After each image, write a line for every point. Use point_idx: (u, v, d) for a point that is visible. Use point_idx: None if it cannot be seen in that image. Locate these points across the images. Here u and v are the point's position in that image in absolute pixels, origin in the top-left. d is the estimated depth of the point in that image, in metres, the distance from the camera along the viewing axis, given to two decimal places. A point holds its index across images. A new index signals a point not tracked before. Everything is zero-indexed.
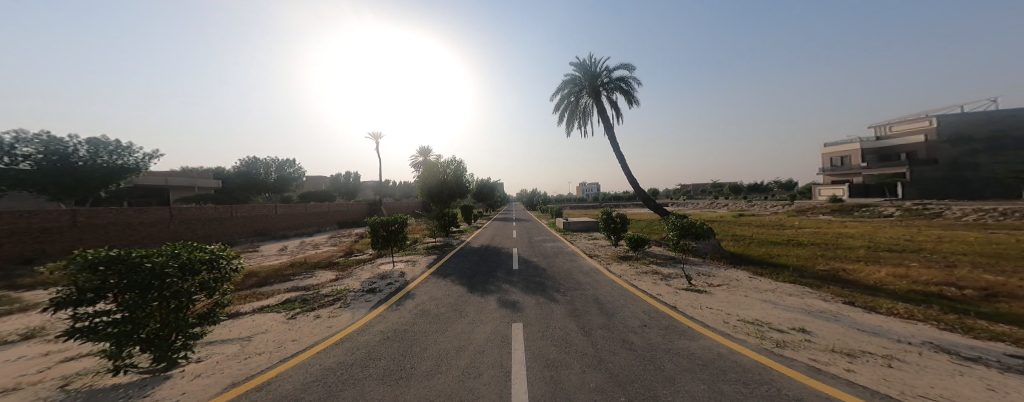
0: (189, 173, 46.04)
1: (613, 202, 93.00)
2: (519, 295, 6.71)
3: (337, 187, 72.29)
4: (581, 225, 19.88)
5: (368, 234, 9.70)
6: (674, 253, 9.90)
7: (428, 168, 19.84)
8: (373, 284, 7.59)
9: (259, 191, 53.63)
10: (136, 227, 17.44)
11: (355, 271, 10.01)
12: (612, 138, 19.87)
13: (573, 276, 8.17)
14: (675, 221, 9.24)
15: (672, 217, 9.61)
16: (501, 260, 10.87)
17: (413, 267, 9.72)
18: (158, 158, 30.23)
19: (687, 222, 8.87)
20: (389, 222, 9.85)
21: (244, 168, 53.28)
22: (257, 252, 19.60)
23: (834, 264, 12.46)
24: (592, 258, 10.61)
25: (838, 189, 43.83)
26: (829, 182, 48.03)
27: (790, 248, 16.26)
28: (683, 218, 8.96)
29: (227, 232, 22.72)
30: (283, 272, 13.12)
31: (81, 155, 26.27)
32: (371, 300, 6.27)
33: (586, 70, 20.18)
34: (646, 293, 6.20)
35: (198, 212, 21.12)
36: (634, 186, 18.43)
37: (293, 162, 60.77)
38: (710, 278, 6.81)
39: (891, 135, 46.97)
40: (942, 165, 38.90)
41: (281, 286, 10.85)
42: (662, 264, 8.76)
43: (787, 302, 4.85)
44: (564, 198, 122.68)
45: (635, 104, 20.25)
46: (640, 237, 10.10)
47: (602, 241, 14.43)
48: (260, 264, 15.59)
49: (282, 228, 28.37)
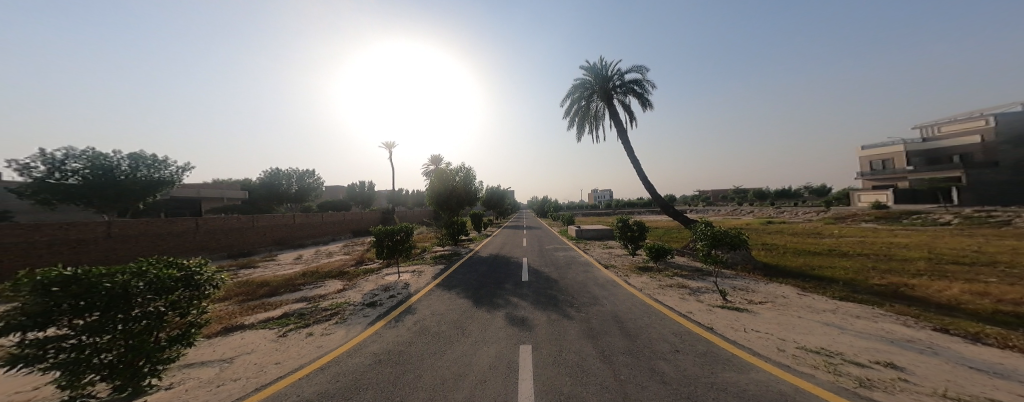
0: (218, 185, 48.54)
1: (629, 210, 90.58)
2: (528, 310, 6.06)
3: (354, 197, 74.25)
4: (595, 233, 18.95)
5: (372, 244, 9.32)
6: (701, 264, 8.92)
7: (438, 176, 19.68)
8: (375, 297, 7.18)
9: (282, 202, 55.85)
10: (164, 237, 18.11)
11: (360, 281, 9.65)
12: (626, 143, 19.03)
13: (588, 289, 7.43)
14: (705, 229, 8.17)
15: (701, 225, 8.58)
16: (510, 270, 10.26)
17: (418, 278, 9.28)
18: (190, 171, 31.97)
19: (721, 231, 7.78)
20: (394, 231, 9.48)
21: (268, 179, 55.77)
22: (273, 261, 19.87)
23: (888, 278, 10.95)
24: (608, 268, 9.81)
25: (880, 194, 40.30)
26: (868, 187, 44.35)
27: (832, 259, 14.66)
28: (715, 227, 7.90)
29: (248, 241, 23.34)
30: (293, 281, 13.03)
31: (123, 169, 28.17)
32: (369, 315, 5.83)
33: (597, 74, 19.65)
34: (673, 311, 5.39)
35: (222, 222, 21.86)
36: (652, 192, 17.43)
37: (312, 173, 62.96)
38: (748, 294, 5.90)
39: (939, 136, 43.07)
40: (1004, 167, 34.96)
41: (289, 297, 10.69)
42: (689, 277, 7.84)
43: (856, 327, 3.95)
44: (578, 206, 120.73)
45: (648, 107, 19.48)
46: (661, 246, 9.24)
47: (618, 250, 13.53)
48: (274, 273, 15.68)
49: (299, 237, 28.99)
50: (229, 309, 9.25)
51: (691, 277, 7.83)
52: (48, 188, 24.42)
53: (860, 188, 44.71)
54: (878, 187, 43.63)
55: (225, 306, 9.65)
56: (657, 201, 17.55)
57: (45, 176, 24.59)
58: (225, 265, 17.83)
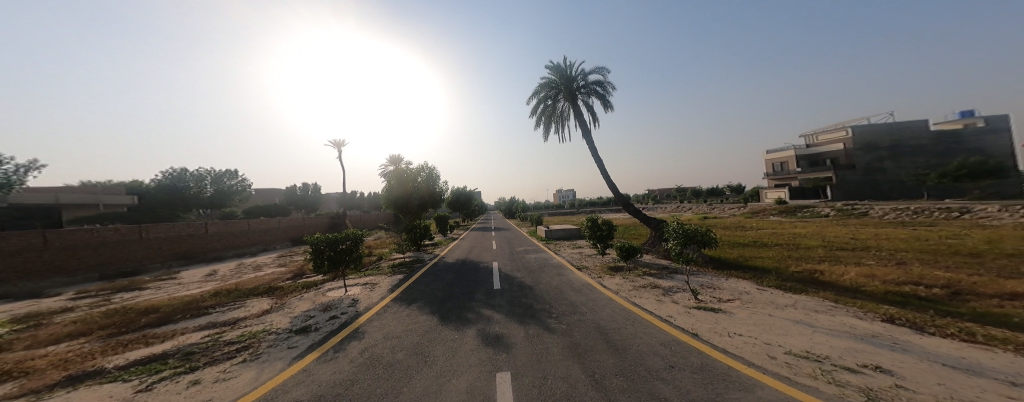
0: (94, 188, 38.47)
1: (584, 209, 95.48)
2: (503, 325, 5.35)
3: (292, 200, 65.60)
4: (562, 232, 19.01)
5: (310, 255, 7.57)
6: (667, 263, 9.17)
7: (395, 176, 17.81)
8: (309, 319, 5.66)
9: (191, 207, 46.62)
10: None
11: (292, 300, 7.84)
12: (589, 143, 19.46)
13: (564, 296, 7.00)
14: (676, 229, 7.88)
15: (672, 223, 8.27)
16: (479, 277, 9.43)
17: (371, 292, 7.82)
18: (40, 170, 24.48)
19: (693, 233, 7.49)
20: (338, 239, 7.87)
21: (171, 180, 46.07)
22: (176, 279, 16.00)
23: (805, 266, 12.69)
24: (579, 270, 9.61)
25: (780, 192, 48.41)
26: (772, 186, 52.98)
27: (758, 249, 16.75)
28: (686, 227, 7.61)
29: (136, 258, 18.54)
30: (202, 303, 10.38)
31: None
32: (297, 346, 4.45)
33: (562, 73, 19.83)
34: (654, 316, 5.19)
35: (93, 234, 16.94)
36: (613, 191, 18.04)
37: (234, 173, 53.90)
38: (716, 292, 6.06)
39: (818, 143, 53.16)
40: (861, 170, 44.51)
41: (193, 322, 8.34)
42: (659, 276, 7.94)
43: (825, 323, 4.06)
44: (536, 206, 123.47)
45: (609, 108, 20.27)
46: (631, 245, 9.31)
47: (586, 250, 13.56)
48: (174, 294, 12.46)
49: (216, 249, 24.14)
50: (88, 349, 6.72)
51: (661, 275, 7.97)
52: None
53: (766, 186, 53.21)
54: (779, 185, 52.38)
55: (83, 345, 7.02)
56: (619, 199, 18.22)
57: None
58: (100, 289, 13.74)
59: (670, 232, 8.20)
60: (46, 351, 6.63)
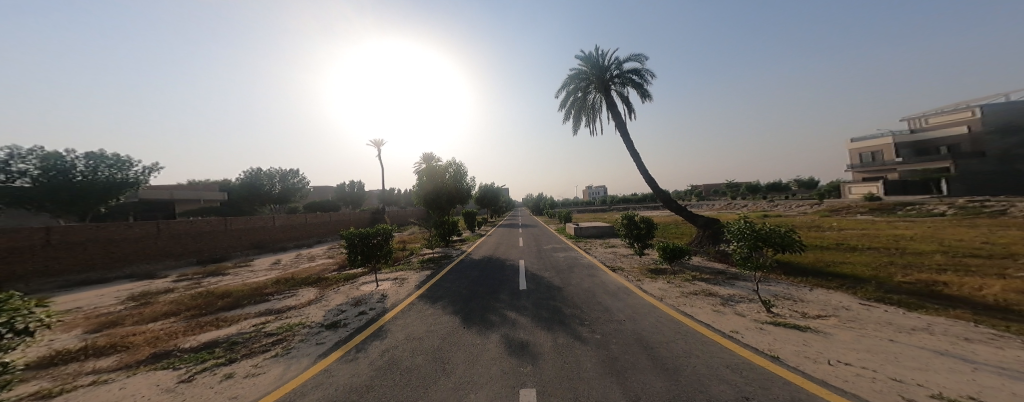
0: (194, 186, 45.90)
1: (623, 205, 90.34)
2: (530, 331, 4.86)
3: (343, 196, 72.06)
4: (595, 230, 17.88)
5: (344, 249, 7.85)
6: (724, 268, 7.68)
7: (426, 173, 18.29)
8: (340, 315, 5.79)
9: (264, 203, 53.52)
10: (119, 243, 16.25)
11: (331, 292, 8.24)
12: (624, 136, 18.00)
13: (598, 300, 6.31)
14: (729, 229, 6.06)
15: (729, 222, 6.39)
16: (506, 275, 9.06)
17: (400, 288, 7.94)
18: (158, 171, 29.78)
19: (756, 234, 5.58)
20: (370, 234, 8.04)
21: (248, 179, 53.22)
22: (248, 266, 18.24)
23: (913, 275, 10.15)
24: (615, 271, 8.70)
25: (871, 186, 40.53)
26: (859, 180, 44.68)
27: (843, 254, 13.96)
28: (744, 228, 5.73)
29: (220, 246, 21.51)
30: (263, 290, 11.52)
31: (80, 170, 25.92)
32: (325, 343, 4.43)
33: (594, 63, 18.54)
34: (712, 329, 4.29)
35: (190, 225, 20.01)
36: (653, 186, 16.44)
37: (297, 173, 60.57)
38: (796, 305, 4.84)
39: (926, 127, 43.45)
40: (992, 158, 35.34)
41: (255, 308, 9.13)
42: (713, 281, 6.75)
43: (984, 360, 2.87)
44: (571, 203, 120.18)
45: (647, 97, 18.48)
46: (677, 247, 8.09)
47: (621, 249, 12.46)
48: (245, 280, 14.14)
49: (280, 240, 27.17)
50: (175, 327, 7.58)
51: (716, 281, 6.75)
52: None
53: (850, 180, 45.04)
54: (868, 178, 43.99)
55: (172, 323, 7.97)
56: (659, 195, 16.53)
57: None
58: (193, 272, 16.13)
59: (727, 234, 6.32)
60: (144, 328, 7.58)
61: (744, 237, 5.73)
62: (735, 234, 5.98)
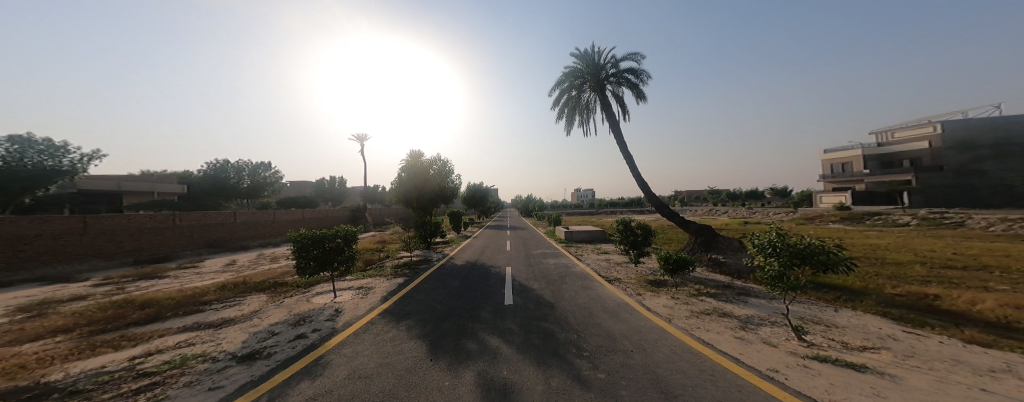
0: (149, 177, 41.93)
1: (609, 209, 91.48)
2: (514, 367, 3.82)
3: (321, 193, 68.54)
4: (586, 235, 17.12)
5: (293, 255, 6.41)
6: (731, 282, 6.91)
7: (407, 170, 17.00)
8: (266, 340, 4.50)
9: (230, 198, 49.85)
10: (30, 241, 14.05)
11: (275, 305, 6.92)
12: (618, 138, 17.36)
13: (594, 322, 5.39)
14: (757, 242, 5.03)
15: (752, 234, 5.40)
16: (489, 286, 7.99)
17: (361, 300, 6.73)
18: (100, 160, 26.13)
19: (795, 250, 4.54)
20: (325, 237, 6.64)
21: (213, 172, 49.33)
22: (197, 268, 16.21)
23: (906, 287, 9.95)
24: (611, 283, 7.86)
25: (841, 196, 42.51)
26: (829, 190, 46.87)
27: None
28: (779, 242, 4.69)
29: (166, 244, 19.23)
30: (202, 299, 9.95)
31: (0, 155, 22.42)
32: (222, 387, 3.22)
33: (589, 61, 17.83)
34: (745, 368, 3.39)
35: (127, 221, 17.74)
36: (645, 190, 15.87)
37: (269, 166, 56.91)
38: (837, 334, 4.01)
39: (892, 141, 46.04)
40: (949, 172, 37.75)
41: (178, 323, 7.65)
42: (725, 297, 5.92)
43: None
44: (558, 205, 120.84)
45: (642, 99, 17.96)
46: (681, 257, 7.26)
47: (615, 256, 11.69)
48: (186, 285, 12.37)
49: (243, 238, 24.87)
50: (61, 350, 6.07)
51: (725, 296, 5.96)
52: None
53: (822, 189, 47.16)
54: (838, 189, 46.22)
55: (57, 345, 6.41)
56: (651, 200, 15.97)
57: None
58: (123, 276, 14.13)
59: (749, 247, 5.34)
60: (18, 351, 6.03)
61: (780, 253, 4.67)
62: (765, 248, 4.95)
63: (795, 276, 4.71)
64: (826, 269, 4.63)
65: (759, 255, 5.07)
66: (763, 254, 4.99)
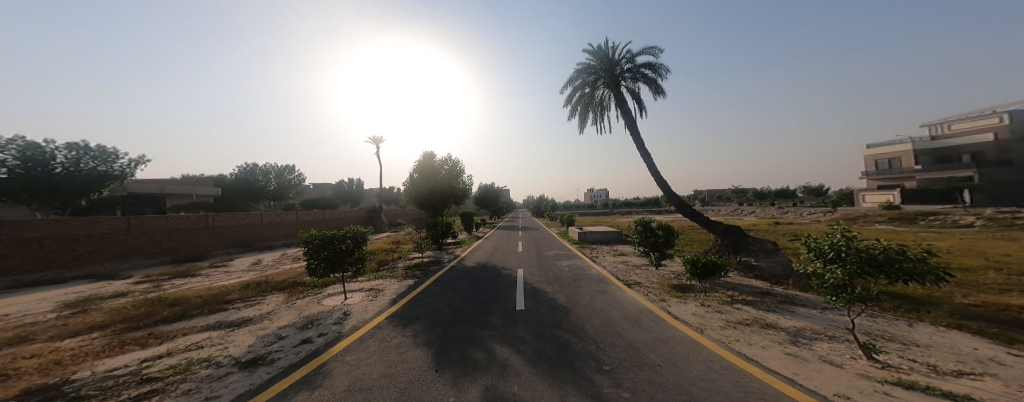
0: (187, 181, 44.85)
1: (627, 209, 88.93)
2: (526, 384, 3.40)
3: (342, 195, 70.96)
4: (601, 235, 16.43)
5: (303, 256, 6.29)
6: (769, 289, 6.12)
7: (420, 171, 17.04)
8: (272, 344, 4.34)
9: (258, 199, 52.48)
10: (82, 240, 15.15)
11: (287, 306, 6.84)
12: (635, 136, 16.56)
13: (614, 330, 4.88)
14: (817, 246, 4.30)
15: (806, 237, 4.65)
16: (500, 289, 7.61)
17: (371, 303, 6.53)
18: (145, 164, 28.18)
19: (867, 256, 3.82)
20: (335, 238, 6.48)
21: (243, 175, 52.13)
22: (225, 267, 16.94)
23: (976, 296, 8.69)
24: (631, 287, 7.29)
25: (888, 194, 38.91)
26: (873, 188, 43.11)
27: None
28: (846, 246, 3.97)
29: (199, 244, 20.29)
30: (225, 298, 10.24)
31: (61, 161, 24.58)
32: (216, 397, 3.01)
33: (603, 57, 17.16)
34: (805, 392, 2.80)
35: (165, 222, 18.84)
36: (665, 189, 15.00)
37: (293, 169, 59.49)
38: (918, 355, 3.30)
39: (948, 134, 41.71)
40: (1019, 168, 33.66)
41: (200, 322, 7.82)
42: (765, 305, 5.22)
43: None
44: (574, 205, 119.02)
45: (660, 94, 17.07)
46: (712, 260, 6.46)
47: (633, 258, 11.01)
48: (213, 283, 12.88)
49: (268, 238, 25.94)
50: (92, 346, 6.26)
51: (765, 304, 5.24)
52: None
53: (865, 188, 43.43)
54: (883, 187, 42.42)
55: (90, 341, 6.65)
56: (671, 199, 15.09)
57: None
58: (158, 274, 14.92)
59: (804, 251, 4.61)
60: (54, 346, 6.28)
61: (848, 259, 3.94)
62: (827, 254, 4.22)
63: (862, 285, 3.99)
64: (903, 281, 3.90)
65: (820, 261, 4.34)
66: (825, 261, 4.26)
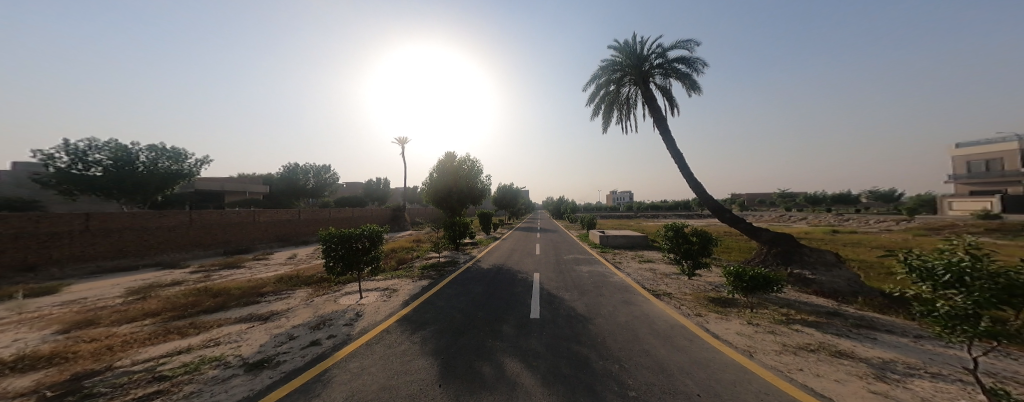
0: (240, 179, 49.60)
1: (658, 213, 84.34)
2: None
3: (374, 194, 74.71)
4: (625, 240, 15.41)
5: (322, 254, 6.38)
6: (836, 309, 5.11)
7: (440, 171, 17.20)
8: (281, 346, 4.32)
9: (297, 196, 56.75)
10: (152, 232, 17.09)
11: (306, 304, 7.02)
12: (666, 136, 15.34)
13: (640, 347, 4.28)
14: (916, 265, 2.91)
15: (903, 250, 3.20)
16: (515, 294, 7.23)
17: (384, 304, 6.47)
18: (208, 164, 31.58)
19: (1009, 280, 2.40)
20: (353, 237, 6.51)
21: (287, 174, 56.64)
22: (266, 259, 18.27)
23: None
24: (660, 297, 6.56)
25: (982, 202, 32.98)
26: (961, 193, 36.80)
27: None
28: (969, 265, 2.57)
29: (246, 238, 22.13)
30: (260, 290, 10.90)
31: (143, 161, 28.22)
32: None
33: (631, 52, 16.13)
34: None
35: (219, 216, 20.73)
36: (696, 191, 13.71)
37: (330, 169, 63.61)
38: None
39: None
40: None
41: (234, 314, 8.31)
42: (833, 327, 4.30)
43: None
44: (601, 207, 115.38)
45: (695, 90, 15.69)
46: (762, 273, 5.56)
47: (660, 266, 10.06)
48: (254, 275, 13.86)
49: (304, 234, 27.76)
50: (140, 333, 6.81)
51: (833, 326, 4.32)
52: (72, 178, 24.40)
53: (950, 193, 37.18)
54: (975, 192, 35.99)
55: (141, 328, 7.27)
56: (707, 202, 13.72)
57: (69, 166, 24.66)
58: (211, 264, 16.44)
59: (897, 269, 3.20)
60: (111, 331, 6.91)
61: (975, 285, 2.53)
62: (939, 276, 2.80)
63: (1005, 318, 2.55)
64: None
65: (924, 284, 2.93)
66: (934, 284, 2.85)
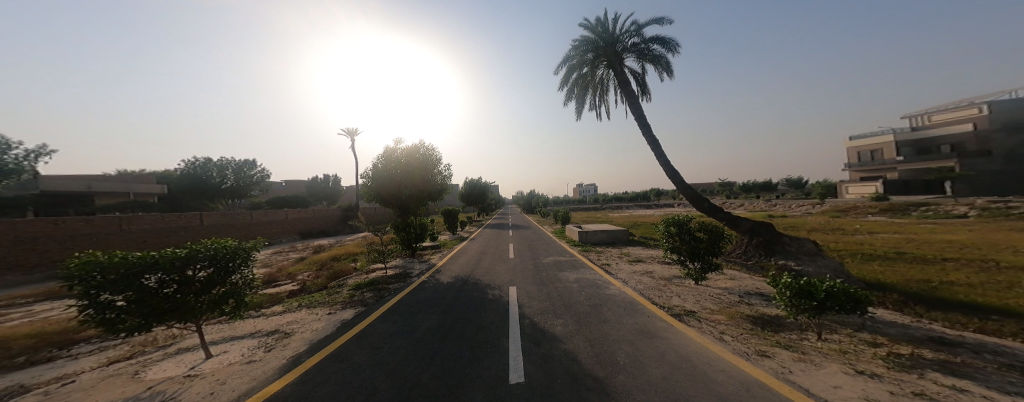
0: (124, 178, 39.00)
1: (617, 204, 88.20)
2: None
3: (315, 192, 65.72)
4: (605, 235, 14.00)
5: (80, 301, 3.26)
6: (935, 336, 3.64)
7: (391, 163, 13.99)
8: None
9: (212, 197, 46.92)
10: None
11: (67, 383, 3.86)
12: (641, 121, 14.11)
13: None
14: None
15: None
16: (481, 329, 4.90)
17: (241, 373, 3.64)
18: (49, 155, 23.21)
19: None
20: (163, 263, 3.54)
21: (194, 170, 46.37)
22: None
23: None
24: (685, 322, 4.74)
25: (872, 186, 39.20)
26: (857, 179, 43.53)
27: (935, 271, 10.78)
28: None
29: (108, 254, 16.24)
30: (79, 336, 6.96)
31: None
32: None
33: (603, 30, 14.57)
34: None
35: (57, 226, 14.76)
36: (680, 180, 12.68)
37: (254, 163, 53.79)
38: None
39: (928, 125, 42.43)
40: (998, 157, 34.44)
41: None
42: (997, 379, 2.66)
43: None
44: (563, 200, 116.99)
45: (669, 73, 14.68)
46: (828, 284, 3.87)
47: (656, 267, 8.53)
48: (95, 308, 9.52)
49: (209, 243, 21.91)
50: None
51: (994, 376, 2.71)
52: None
53: (850, 179, 43.78)
54: (866, 178, 42.77)
55: None
56: (685, 192, 12.75)
57: None
58: (25, 295, 11.14)
59: None
60: None
61: None
62: None
63: None
64: None
65: None
66: None
